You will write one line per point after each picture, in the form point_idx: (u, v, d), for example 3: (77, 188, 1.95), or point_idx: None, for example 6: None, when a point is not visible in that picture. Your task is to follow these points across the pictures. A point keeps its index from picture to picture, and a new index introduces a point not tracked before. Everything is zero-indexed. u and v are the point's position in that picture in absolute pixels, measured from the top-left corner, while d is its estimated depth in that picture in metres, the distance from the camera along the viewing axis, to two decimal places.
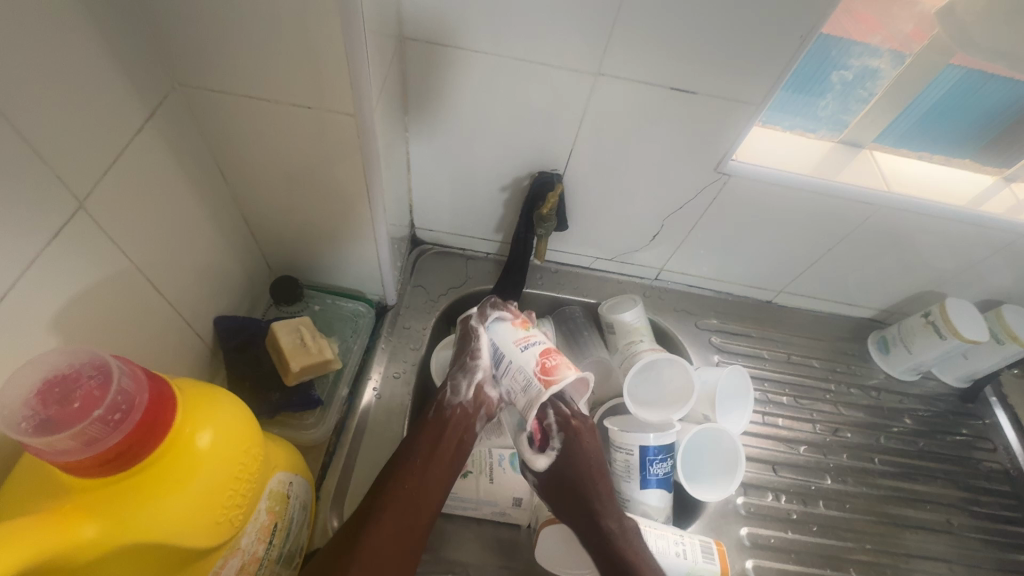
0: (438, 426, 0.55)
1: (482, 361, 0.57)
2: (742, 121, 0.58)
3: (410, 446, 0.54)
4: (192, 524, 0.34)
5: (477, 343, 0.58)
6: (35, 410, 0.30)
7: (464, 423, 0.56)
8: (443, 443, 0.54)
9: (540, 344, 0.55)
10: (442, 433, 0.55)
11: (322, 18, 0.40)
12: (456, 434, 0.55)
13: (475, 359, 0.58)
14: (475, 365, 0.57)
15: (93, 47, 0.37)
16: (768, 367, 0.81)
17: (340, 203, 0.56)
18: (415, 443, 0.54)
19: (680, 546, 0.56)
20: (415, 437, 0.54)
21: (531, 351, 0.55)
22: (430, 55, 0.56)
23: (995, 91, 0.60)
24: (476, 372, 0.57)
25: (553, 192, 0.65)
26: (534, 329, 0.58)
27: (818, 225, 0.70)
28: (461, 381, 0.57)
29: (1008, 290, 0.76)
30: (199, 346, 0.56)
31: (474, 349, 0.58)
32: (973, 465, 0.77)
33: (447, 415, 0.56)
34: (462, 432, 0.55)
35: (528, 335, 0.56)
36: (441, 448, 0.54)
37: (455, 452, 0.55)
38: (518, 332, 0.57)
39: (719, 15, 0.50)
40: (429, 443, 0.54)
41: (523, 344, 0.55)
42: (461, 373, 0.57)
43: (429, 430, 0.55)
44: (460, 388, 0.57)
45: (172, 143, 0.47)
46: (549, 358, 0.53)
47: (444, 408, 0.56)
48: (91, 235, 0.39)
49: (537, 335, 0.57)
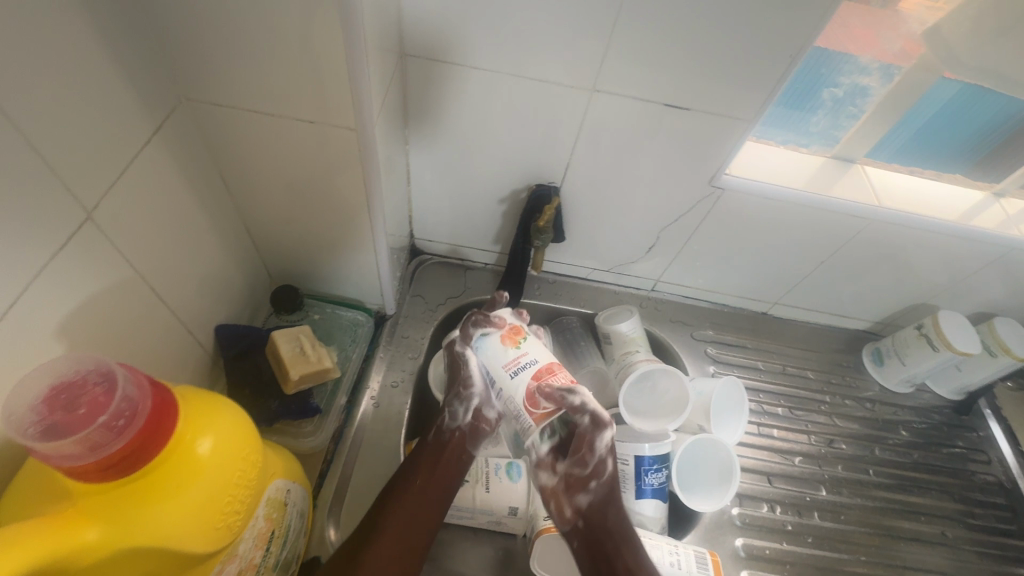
0: (437, 447, 0.58)
1: (476, 389, 0.59)
2: (735, 136, 0.60)
3: (410, 465, 0.56)
4: (190, 528, 0.34)
5: (468, 370, 0.59)
6: (43, 415, 0.31)
7: (465, 444, 0.59)
8: (445, 462, 0.57)
9: (530, 367, 0.54)
10: (441, 454, 0.57)
11: (326, 36, 0.41)
12: (454, 456, 0.57)
13: (469, 387, 0.59)
14: (470, 393, 0.59)
15: (104, 64, 0.39)
16: (763, 378, 0.82)
17: (341, 214, 0.57)
18: (416, 461, 0.56)
19: (675, 556, 0.57)
20: (416, 456, 0.57)
21: (520, 377, 0.54)
22: (430, 71, 0.58)
23: (984, 109, 0.62)
24: (472, 399, 0.59)
25: (550, 205, 0.67)
26: (526, 343, 0.56)
27: (811, 238, 0.71)
28: (458, 408, 0.59)
29: (1000, 302, 0.77)
30: (200, 354, 0.57)
31: (466, 376, 0.59)
32: (968, 477, 0.78)
33: (445, 438, 0.58)
34: (460, 451, 0.58)
35: (518, 356, 0.55)
36: (441, 465, 0.56)
37: (457, 470, 0.57)
38: (508, 354, 0.56)
39: (711, 33, 0.51)
40: (428, 462, 0.56)
41: (512, 370, 0.55)
42: (456, 401, 0.59)
43: (428, 450, 0.57)
44: (457, 414, 0.59)
45: (178, 156, 0.48)
46: (538, 385, 0.53)
47: (443, 432, 0.59)
48: (99, 244, 0.41)
49: (529, 353, 0.56)
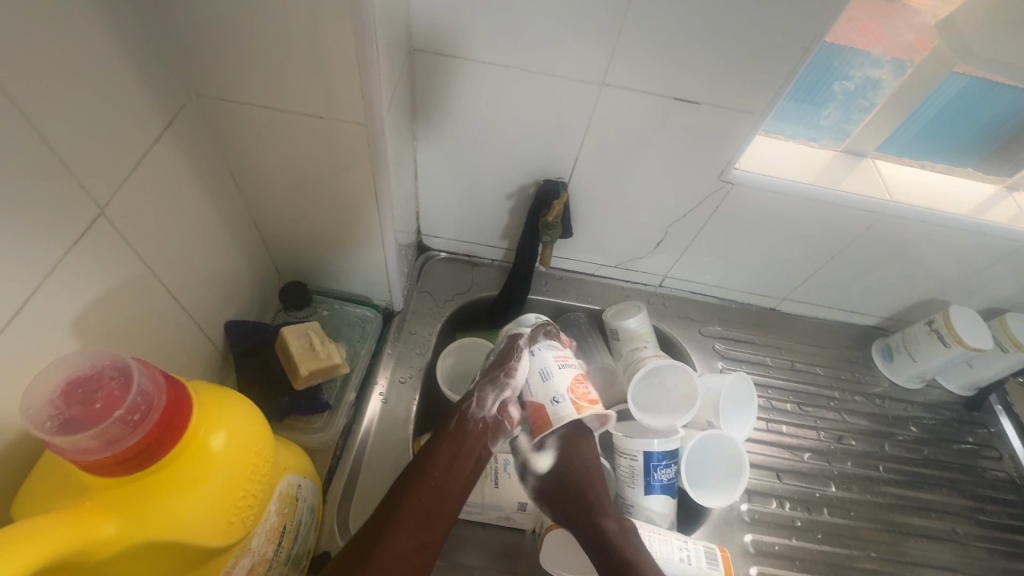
0: (458, 438, 0.57)
1: (515, 380, 0.58)
2: (745, 130, 0.59)
3: (428, 456, 0.55)
4: (204, 522, 0.34)
5: (516, 361, 0.58)
6: (59, 409, 0.31)
7: (485, 438, 0.57)
8: (462, 455, 0.56)
9: (567, 369, 0.57)
10: (460, 446, 0.56)
11: (336, 31, 0.41)
12: (474, 450, 0.56)
13: (508, 377, 0.58)
14: (506, 382, 0.58)
15: (116, 60, 0.39)
16: (772, 374, 0.82)
17: (351, 210, 0.57)
18: (435, 453, 0.55)
19: (685, 551, 0.57)
20: (435, 446, 0.56)
21: (568, 370, 0.56)
22: (438, 66, 0.57)
23: (997, 102, 0.61)
24: (506, 390, 0.58)
25: (559, 200, 0.67)
26: (570, 350, 0.60)
27: (820, 233, 0.70)
28: (488, 395, 0.58)
29: (1012, 298, 0.77)
30: (210, 350, 0.57)
31: (512, 367, 0.58)
32: (979, 473, 0.77)
33: (469, 427, 0.57)
34: (480, 446, 0.57)
35: (556, 359, 0.58)
36: (460, 460, 0.55)
37: (473, 467, 0.56)
38: (561, 351, 0.58)
39: (721, 26, 0.51)
40: (447, 456, 0.55)
41: (562, 363, 0.57)
42: (489, 387, 0.58)
43: (448, 440, 0.56)
44: (485, 402, 0.58)
45: (188, 152, 0.48)
46: (582, 384, 0.56)
47: (467, 421, 0.57)
48: (111, 240, 0.41)
49: (572, 357, 0.59)
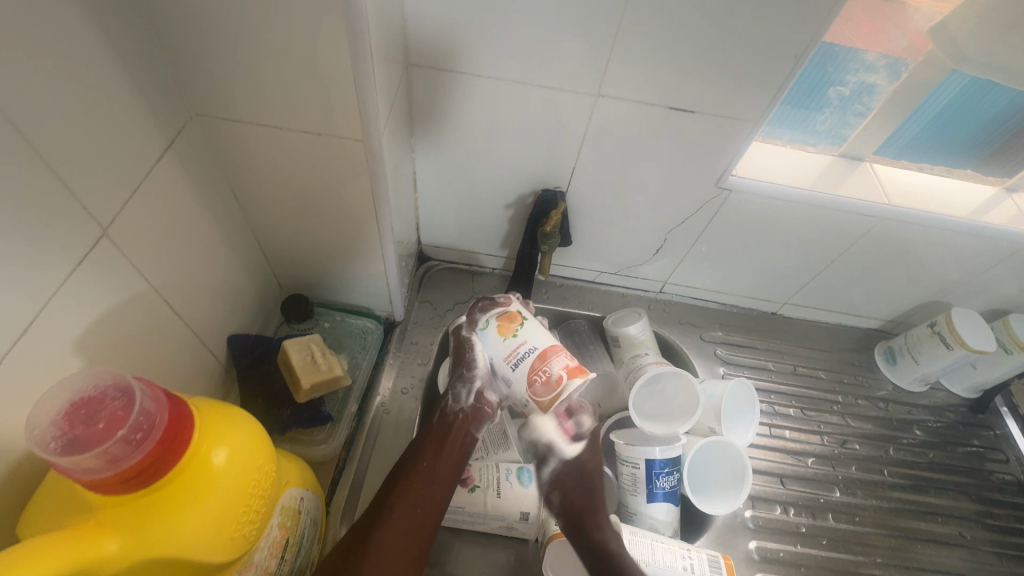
0: (442, 430, 0.58)
1: (479, 370, 0.59)
2: (740, 138, 0.60)
3: (417, 448, 0.56)
4: (208, 540, 0.35)
5: (472, 353, 0.60)
6: (63, 430, 0.31)
7: (468, 426, 0.59)
8: (449, 443, 0.57)
9: (528, 357, 0.55)
10: (446, 436, 0.57)
11: (332, 48, 0.42)
12: (459, 438, 0.58)
13: (472, 369, 0.59)
14: (472, 375, 0.59)
15: (119, 82, 0.40)
16: (775, 379, 0.81)
17: (350, 223, 0.58)
18: (423, 444, 0.57)
19: (688, 560, 0.56)
20: (422, 440, 0.57)
21: (521, 367, 0.55)
22: (435, 79, 0.58)
23: (995, 105, 0.61)
24: (475, 380, 0.59)
25: (557, 209, 0.67)
26: (523, 330, 0.57)
27: (818, 237, 0.71)
28: (461, 390, 0.59)
29: (1014, 299, 0.76)
30: (213, 364, 0.58)
31: (470, 359, 0.60)
32: (986, 476, 0.77)
33: (450, 419, 0.59)
34: (464, 434, 0.58)
35: (516, 347, 0.56)
36: (446, 448, 0.57)
37: (461, 454, 0.57)
38: (506, 342, 0.57)
39: (712, 34, 0.51)
40: (434, 445, 0.56)
41: (512, 361, 0.56)
42: (460, 382, 0.59)
43: (435, 432, 0.58)
44: (460, 395, 0.59)
45: (190, 169, 0.49)
46: (538, 373, 0.54)
47: (446, 414, 0.59)
48: (114, 260, 0.41)
49: (527, 341, 0.56)
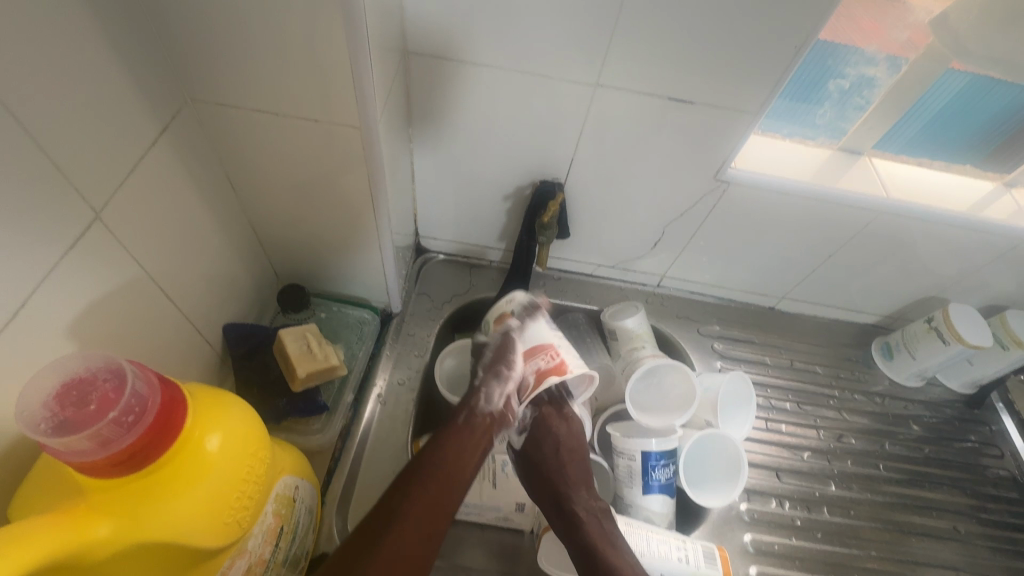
0: (467, 430, 0.56)
1: (516, 374, 0.60)
2: (739, 130, 0.59)
3: (437, 445, 0.54)
4: (199, 526, 0.35)
5: (516, 357, 0.60)
6: (54, 412, 0.31)
7: (491, 431, 0.57)
8: (471, 445, 0.55)
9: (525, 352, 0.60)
10: (472, 436, 0.56)
11: (328, 33, 0.41)
12: (483, 439, 0.56)
13: (510, 371, 0.60)
14: (509, 377, 0.59)
15: (112, 65, 0.39)
16: (772, 374, 0.81)
17: (346, 212, 0.57)
18: (444, 441, 0.54)
19: (683, 551, 0.56)
20: (443, 437, 0.55)
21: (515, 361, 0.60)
22: (433, 68, 0.58)
23: (996, 100, 0.61)
24: (509, 384, 0.59)
25: (555, 201, 0.67)
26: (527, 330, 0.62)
27: (817, 231, 0.70)
28: (495, 390, 0.59)
29: (1011, 295, 0.77)
30: (207, 353, 0.57)
31: (509, 361, 0.60)
32: (980, 472, 0.77)
33: (478, 420, 0.57)
34: (488, 438, 0.57)
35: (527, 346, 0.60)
36: (468, 450, 0.55)
37: (479, 456, 0.56)
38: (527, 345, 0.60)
39: (712, 24, 0.51)
40: (457, 444, 0.54)
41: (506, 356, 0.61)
42: (494, 382, 0.59)
43: (459, 432, 0.55)
44: (492, 397, 0.58)
45: (184, 154, 0.48)
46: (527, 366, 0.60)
47: (475, 414, 0.57)
48: (107, 245, 0.41)
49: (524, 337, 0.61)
